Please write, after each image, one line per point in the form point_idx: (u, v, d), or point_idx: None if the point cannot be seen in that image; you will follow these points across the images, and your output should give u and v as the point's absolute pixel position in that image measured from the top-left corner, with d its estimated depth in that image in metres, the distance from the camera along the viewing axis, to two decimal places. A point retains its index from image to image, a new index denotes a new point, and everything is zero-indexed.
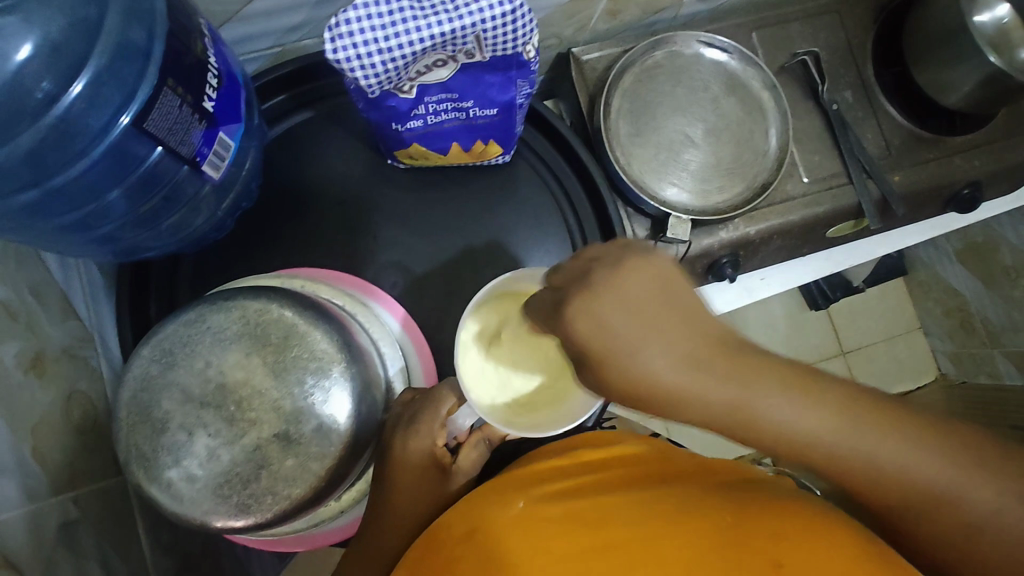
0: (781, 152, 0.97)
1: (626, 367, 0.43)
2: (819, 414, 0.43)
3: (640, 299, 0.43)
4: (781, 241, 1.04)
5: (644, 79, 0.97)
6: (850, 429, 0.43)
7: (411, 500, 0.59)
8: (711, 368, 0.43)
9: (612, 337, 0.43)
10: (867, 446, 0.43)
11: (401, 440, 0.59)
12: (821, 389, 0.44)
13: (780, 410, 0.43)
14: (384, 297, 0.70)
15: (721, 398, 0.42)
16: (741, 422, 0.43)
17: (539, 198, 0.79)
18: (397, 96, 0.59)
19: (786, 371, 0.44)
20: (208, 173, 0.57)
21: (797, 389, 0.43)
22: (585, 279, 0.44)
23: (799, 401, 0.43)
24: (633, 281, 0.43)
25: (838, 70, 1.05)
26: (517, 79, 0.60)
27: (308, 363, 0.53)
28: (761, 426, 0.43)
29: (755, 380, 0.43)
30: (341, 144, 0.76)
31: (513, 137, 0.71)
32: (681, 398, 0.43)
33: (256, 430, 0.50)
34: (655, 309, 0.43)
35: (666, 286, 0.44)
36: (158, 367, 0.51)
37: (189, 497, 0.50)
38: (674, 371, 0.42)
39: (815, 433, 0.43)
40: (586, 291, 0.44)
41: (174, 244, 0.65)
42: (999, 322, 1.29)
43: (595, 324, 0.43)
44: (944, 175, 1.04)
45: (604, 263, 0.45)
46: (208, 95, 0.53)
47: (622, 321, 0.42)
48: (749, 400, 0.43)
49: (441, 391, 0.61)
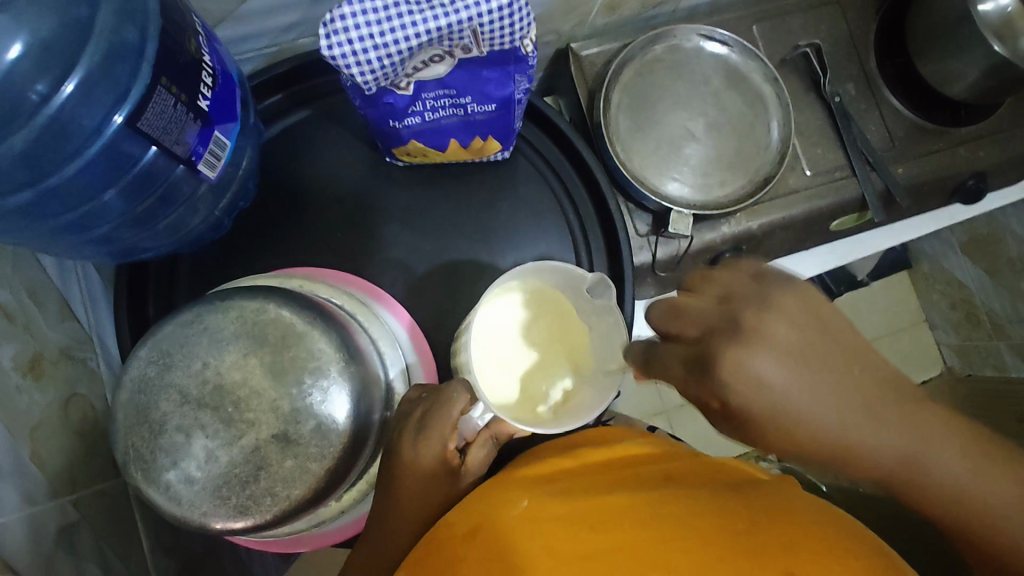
0: (783, 145, 0.96)
1: (789, 420, 0.41)
2: (974, 463, 0.43)
3: (806, 349, 0.41)
4: (784, 235, 1.03)
5: (644, 73, 0.96)
6: (1013, 489, 0.42)
7: (420, 502, 0.57)
8: (872, 417, 0.42)
9: (778, 395, 0.41)
10: (1023, 510, 0.42)
11: (411, 445, 0.57)
12: (981, 447, 0.43)
13: (939, 459, 0.42)
14: (396, 309, 0.70)
15: (896, 447, 0.42)
16: (899, 473, 0.43)
17: (539, 195, 0.78)
18: (394, 93, 0.59)
19: (951, 426, 0.43)
20: (203, 173, 0.56)
21: (955, 440, 0.43)
22: (744, 326, 0.42)
23: (956, 453, 0.43)
24: (796, 332, 0.42)
25: (840, 62, 1.04)
26: (515, 74, 0.59)
27: (306, 363, 0.53)
28: (911, 478, 0.43)
29: (920, 433, 0.42)
30: (338, 142, 0.76)
31: (511, 133, 0.70)
32: (837, 447, 0.42)
33: (253, 431, 0.50)
34: (823, 364, 0.42)
35: (833, 330, 0.43)
36: (154, 368, 0.51)
37: (188, 499, 0.49)
38: (837, 421, 0.41)
39: (974, 490, 0.43)
40: (742, 340, 0.41)
41: (171, 244, 0.65)
42: (1006, 315, 1.28)
43: (754, 376, 0.41)
44: (948, 166, 1.03)
45: (748, 303, 0.43)
46: (203, 94, 0.52)
47: (789, 372, 0.41)
48: (912, 453, 0.42)
49: (454, 390, 0.59)
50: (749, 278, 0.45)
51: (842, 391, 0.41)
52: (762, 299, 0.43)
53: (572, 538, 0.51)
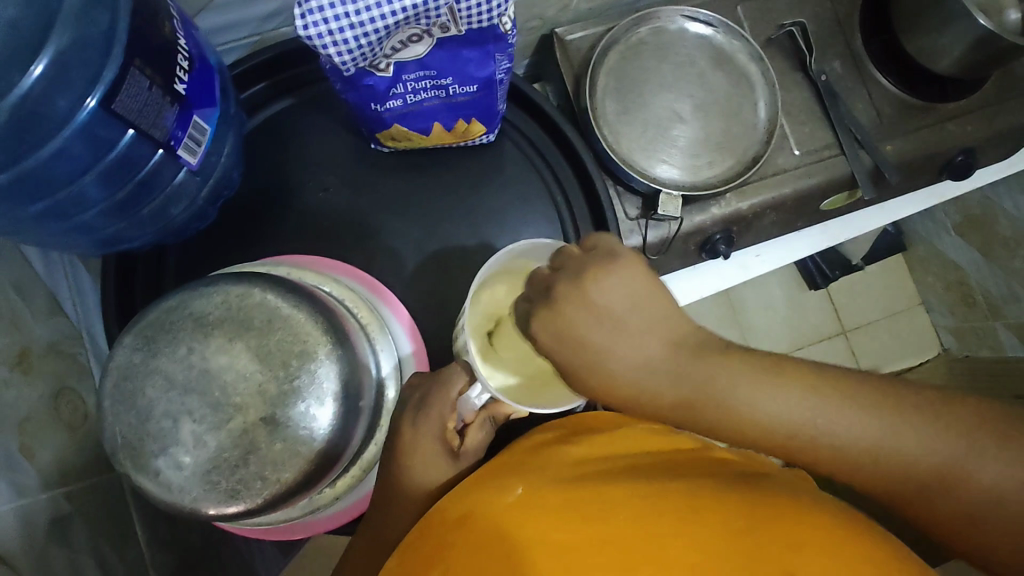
0: (771, 125, 0.96)
1: (596, 370, 0.51)
2: (786, 397, 0.48)
3: (611, 305, 0.50)
4: (774, 215, 1.03)
5: (629, 56, 0.96)
6: (828, 410, 0.48)
7: (419, 479, 0.58)
8: (678, 368, 0.50)
9: (584, 348, 0.51)
10: (848, 428, 0.47)
11: (412, 422, 0.58)
12: (794, 378, 0.49)
13: (747, 396, 0.49)
14: (397, 307, 0.69)
15: (697, 391, 0.50)
16: (714, 414, 0.50)
17: (526, 179, 0.78)
18: (373, 75, 0.59)
19: (756, 363, 0.50)
20: (183, 158, 0.56)
21: (768, 379, 0.49)
22: (555, 297, 0.51)
23: (766, 388, 0.48)
24: (615, 288, 0.50)
25: (826, 40, 1.04)
26: (495, 53, 0.59)
27: (292, 348, 0.52)
28: (727, 415, 0.49)
29: (718, 372, 0.49)
30: (324, 131, 0.76)
31: (495, 115, 0.70)
32: (640, 391, 0.51)
33: (241, 415, 0.49)
34: (625, 317, 0.51)
35: (643, 291, 0.51)
36: (140, 354, 0.50)
37: (179, 485, 0.49)
38: (636, 371, 0.51)
39: (789, 419, 0.48)
40: (554, 305, 0.51)
41: (155, 233, 0.64)
42: (1000, 295, 1.27)
43: (560, 337, 0.51)
44: (937, 142, 1.03)
45: (570, 275, 0.51)
46: (179, 77, 0.52)
47: (594, 330, 0.51)
48: (724, 394, 0.49)
49: (452, 371, 0.60)
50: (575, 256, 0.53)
51: (637, 341, 0.51)
52: (575, 269, 0.52)
53: (565, 525, 0.51)
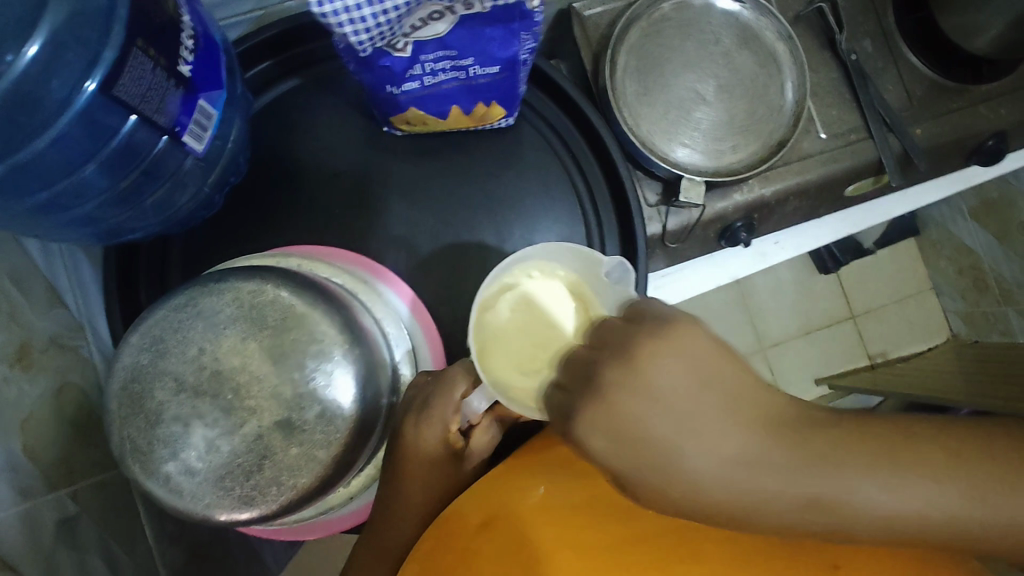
0: (798, 107, 0.92)
1: (669, 472, 0.37)
2: (915, 497, 0.37)
3: (677, 401, 0.37)
4: (797, 202, 0.99)
5: (651, 33, 0.91)
6: (947, 492, 0.37)
7: (422, 484, 0.55)
8: (775, 464, 0.37)
9: (651, 443, 0.37)
10: (964, 507, 0.38)
11: (412, 426, 0.54)
12: (888, 450, 0.38)
13: (861, 492, 0.37)
14: (409, 296, 0.66)
15: (795, 496, 0.37)
16: (823, 520, 0.38)
17: (545, 164, 0.74)
18: (390, 55, 0.55)
19: (850, 436, 0.38)
20: (189, 146, 0.53)
21: (874, 467, 0.38)
22: (602, 386, 0.38)
23: (886, 481, 0.37)
24: (673, 372, 0.37)
25: (857, 18, 0.99)
26: (520, 32, 0.55)
27: (307, 348, 0.49)
28: (840, 511, 0.38)
29: (839, 468, 0.37)
30: (333, 112, 0.71)
31: (516, 98, 0.66)
32: (742, 499, 0.37)
33: (256, 418, 0.47)
34: (700, 405, 0.37)
35: (713, 370, 0.37)
36: (147, 356, 0.48)
37: (190, 491, 0.47)
38: (726, 473, 0.37)
39: (905, 514, 0.38)
40: (603, 395, 0.37)
41: (159, 223, 0.61)
42: (1014, 279, 1.21)
43: (624, 440, 0.37)
44: (969, 127, 0.98)
45: (613, 356, 0.38)
46: (184, 58, 0.49)
47: (665, 426, 0.37)
48: (832, 496, 0.37)
49: (453, 375, 0.56)
50: (618, 326, 0.40)
51: (721, 441, 0.37)
52: (619, 347, 0.39)
53: (591, 531, 0.50)
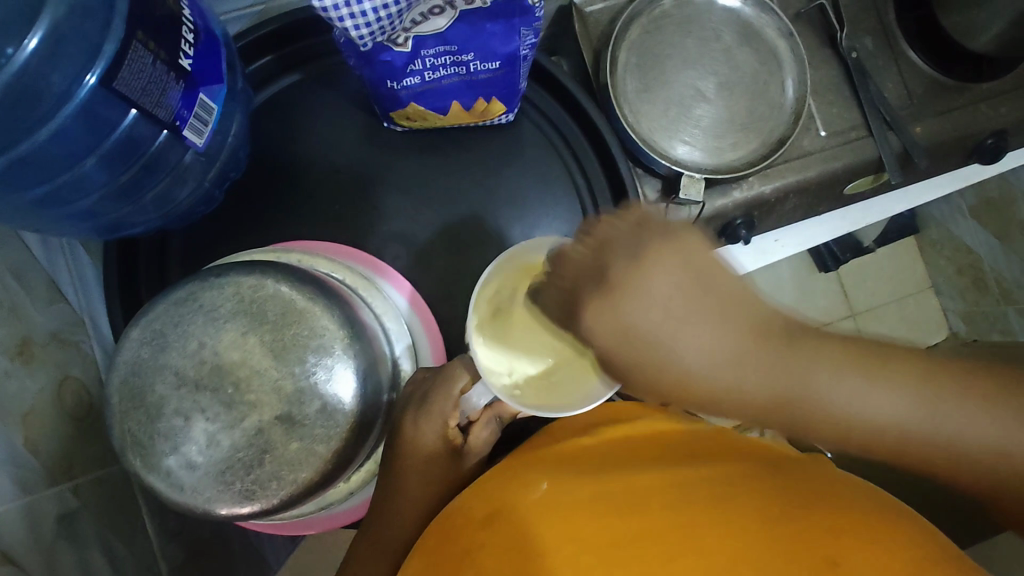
0: (798, 105, 0.92)
1: (662, 361, 0.41)
2: (876, 397, 0.41)
3: (666, 299, 0.40)
4: (797, 200, 0.99)
5: (652, 30, 0.91)
6: (908, 405, 0.41)
7: (421, 480, 0.55)
8: (755, 359, 0.42)
9: (647, 341, 0.41)
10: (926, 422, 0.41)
11: (411, 421, 0.55)
12: (856, 359, 0.42)
13: (820, 388, 0.42)
14: (409, 292, 0.66)
15: (768, 387, 0.42)
16: (785, 409, 0.43)
17: (546, 161, 0.74)
18: (391, 50, 0.55)
19: (830, 349, 0.42)
20: (190, 140, 0.52)
21: (836, 366, 0.42)
22: (605, 277, 0.41)
23: (846, 379, 0.42)
24: (669, 276, 0.41)
25: (858, 15, 0.99)
26: (520, 27, 0.56)
27: (307, 342, 0.49)
28: (802, 407, 0.42)
29: (801, 364, 0.42)
30: (334, 108, 0.71)
31: (516, 94, 0.66)
32: (716, 387, 0.42)
33: (256, 412, 0.47)
34: (691, 299, 0.41)
35: (704, 269, 0.41)
36: (148, 350, 0.48)
37: (191, 485, 0.47)
38: (710, 365, 0.41)
39: (871, 417, 0.41)
40: (604, 294, 0.41)
41: (159, 218, 0.61)
42: (1014, 279, 1.21)
43: (626, 333, 0.41)
44: (969, 125, 0.98)
45: (623, 251, 0.41)
46: (184, 52, 0.48)
47: (658, 321, 0.41)
48: (796, 390, 0.42)
49: (452, 369, 0.56)
50: (626, 226, 0.42)
51: (708, 334, 0.41)
52: (633, 253, 0.41)
53: (596, 525, 0.48)
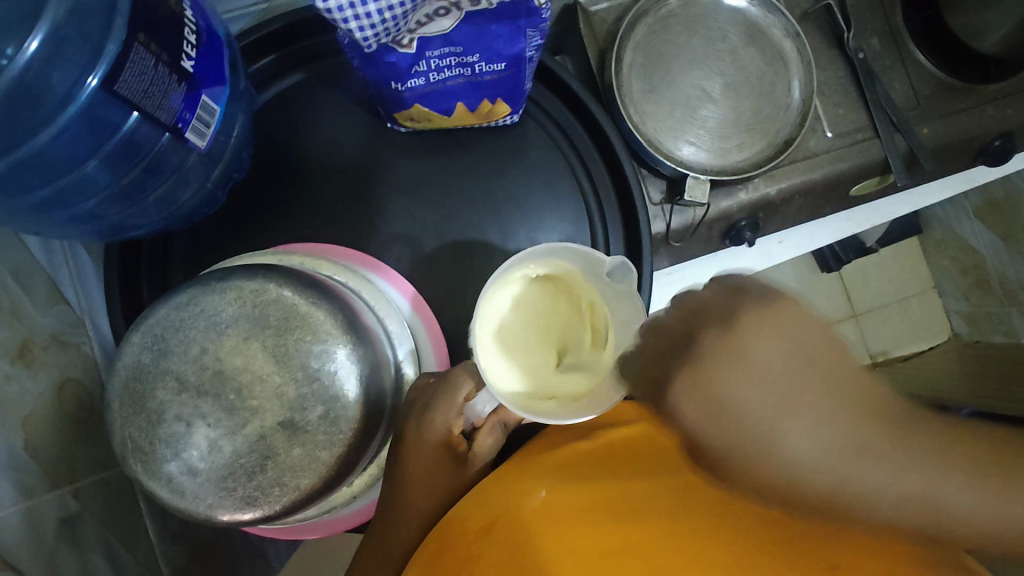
0: (805, 106, 0.91)
1: (764, 463, 0.32)
2: (1016, 503, 0.32)
3: (772, 373, 0.31)
4: (802, 201, 0.99)
5: (658, 29, 0.91)
6: None
7: (425, 486, 0.55)
8: (880, 457, 0.31)
9: (745, 428, 0.31)
10: None
11: (414, 427, 0.54)
12: (999, 459, 0.33)
13: (957, 495, 0.32)
14: (412, 295, 0.66)
15: (906, 492, 0.32)
16: (920, 521, 0.32)
17: (551, 162, 0.73)
18: (396, 51, 0.54)
19: (970, 443, 0.33)
20: (192, 142, 0.52)
21: (981, 472, 0.32)
22: (698, 350, 0.33)
23: (998, 490, 0.32)
24: (774, 349, 0.32)
25: (865, 15, 0.98)
26: (527, 29, 0.55)
27: (310, 348, 0.49)
28: (943, 520, 0.32)
29: (939, 468, 0.32)
30: (336, 108, 0.71)
31: (521, 96, 0.65)
32: (838, 491, 0.32)
33: (258, 419, 0.47)
34: (803, 385, 0.31)
35: (817, 349, 0.32)
36: (149, 355, 0.47)
37: (191, 491, 0.46)
38: (823, 460, 0.31)
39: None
40: (696, 365, 0.32)
41: (161, 220, 0.61)
42: (1018, 280, 1.20)
43: (717, 411, 0.32)
44: (977, 126, 0.97)
45: (715, 319, 0.33)
46: (186, 54, 0.48)
47: (761, 404, 0.31)
48: (933, 498, 0.32)
49: (457, 374, 0.55)
50: (714, 295, 0.35)
51: (826, 424, 0.31)
52: (723, 330, 0.33)
53: (589, 534, 0.49)
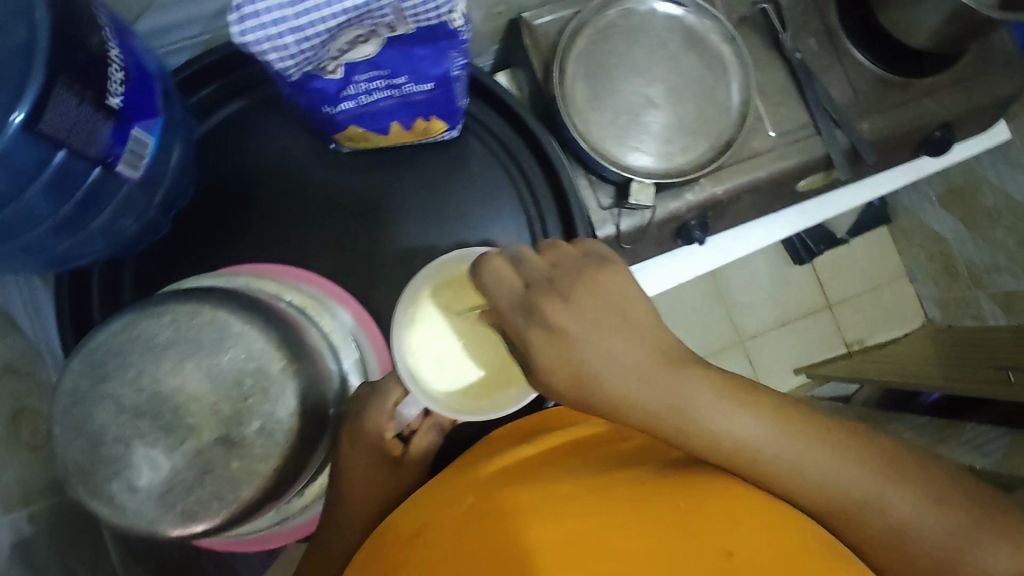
0: (744, 108, 0.94)
1: (579, 366, 0.47)
2: (743, 426, 0.46)
3: (598, 313, 0.47)
4: (750, 199, 1.02)
5: (599, 40, 0.94)
6: (773, 438, 0.46)
7: (365, 503, 0.56)
8: (655, 376, 0.47)
9: (574, 339, 0.46)
10: (793, 452, 0.46)
11: (347, 435, 0.56)
12: (745, 395, 0.48)
13: (711, 415, 0.47)
14: (358, 311, 0.68)
15: (659, 405, 0.47)
16: (676, 426, 0.47)
17: (491, 174, 0.76)
18: (322, 77, 0.57)
19: (727, 384, 0.48)
20: (124, 173, 0.55)
21: (728, 398, 0.47)
22: (546, 289, 0.47)
23: (728, 413, 0.47)
24: (598, 296, 0.47)
25: (800, 18, 1.01)
26: (449, 51, 0.58)
27: (244, 365, 0.51)
28: (692, 429, 0.47)
29: (692, 388, 0.47)
30: (280, 131, 0.73)
31: (455, 112, 0.68)
32: (621, 399, 0.47)
33: (195, 435, 0.49)
34: (610, 319, 0.47)
35: (631, 306, 0.48)
36: (88, 380, 0.49)
37: (134, 509, 0.48)
38: (615, 370, 0.47)
39: (745, 442, 0.46)
40: (549, 296, 0.47)
41: (107, 248, 0.63)
42: (984, 265, 1.24)
43: (552, 329, 0.46)
44: (914, 118, 1.01)
45: (568, 272, 0.49)
46: (113, 90, 0.50)
47: (579, 325, 0.47)
48: (687, 411, 0.47)
49: (387, 382, 0.59)
50: (572, 255, 0.50)
51: (620, 345, 0.47)
52: (566, 286, 0.48)
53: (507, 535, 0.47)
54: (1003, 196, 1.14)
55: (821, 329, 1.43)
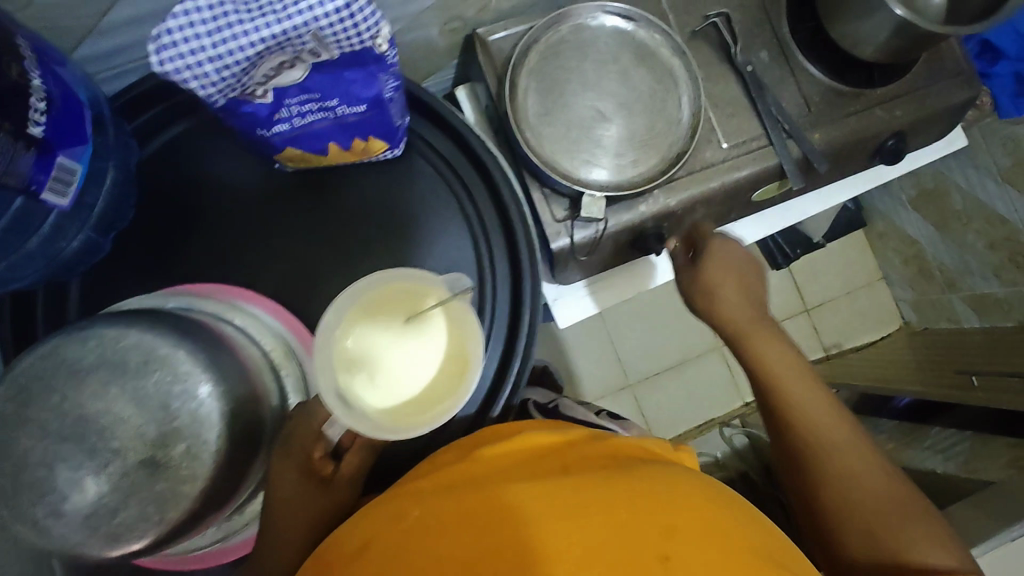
0: (693, 120, 0.95)
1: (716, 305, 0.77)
2: (826, 412, 0.67)
3: (739, 284, 0.77)
4: (705, 210, 1.03)
5: (550, 55, 0.95)
6: (840, 424, 0.66)
7: (293, 520, 0.59)
8: (769, 340, 0.73)
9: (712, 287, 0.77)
10: (837, 443, 0.64)
11: (276, 456, 0.59)
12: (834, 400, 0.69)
13: (807, 388, 0.69)
14: (299, 330, 0.70)
15: (765, 358, 0.71)
16: (765, 380, 0.70)
17: (434, 191, 0.77)
18: (252, 102, 0.58)
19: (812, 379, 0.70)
20: (51, 201, 0.55)
21: (814, 381, 0.70)
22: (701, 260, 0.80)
23: (815, 393, 0.68)
24: (737, 272, 0.77)
25: (751, 31, 1.03)
26: (378, 74, 0.59)
27: (172, 387, 0.52)
28: (792, 391, 0.68)
29: (787, 360, 0.71)
30: (223, 152, 0.74)
31: (395, 131, 0.69)
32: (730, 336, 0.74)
33: (120, 459, 0.49)
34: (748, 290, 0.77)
35: (754, 287, 0.78)
36: (13, 405, 0.50)
37: (59, 533, 0.49)
38: (730, 315, 0.76)
39: (819, 418, 0.66)
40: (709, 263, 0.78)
41: (42, 271, 0.63)
42: (954, 266, 1.30)
43: (710, 282, 0.77)
44: (866, 129, 1.02)
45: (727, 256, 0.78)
46: (33, 120, 0.51)
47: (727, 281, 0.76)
48: (773, 372, 0.70)
49: (315, 402, 0.60)
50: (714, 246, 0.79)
51: (737, 303, 0.76)
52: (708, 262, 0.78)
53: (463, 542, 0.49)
54: (971, 198, 1.20)
55: (798, 330, 1.48)
